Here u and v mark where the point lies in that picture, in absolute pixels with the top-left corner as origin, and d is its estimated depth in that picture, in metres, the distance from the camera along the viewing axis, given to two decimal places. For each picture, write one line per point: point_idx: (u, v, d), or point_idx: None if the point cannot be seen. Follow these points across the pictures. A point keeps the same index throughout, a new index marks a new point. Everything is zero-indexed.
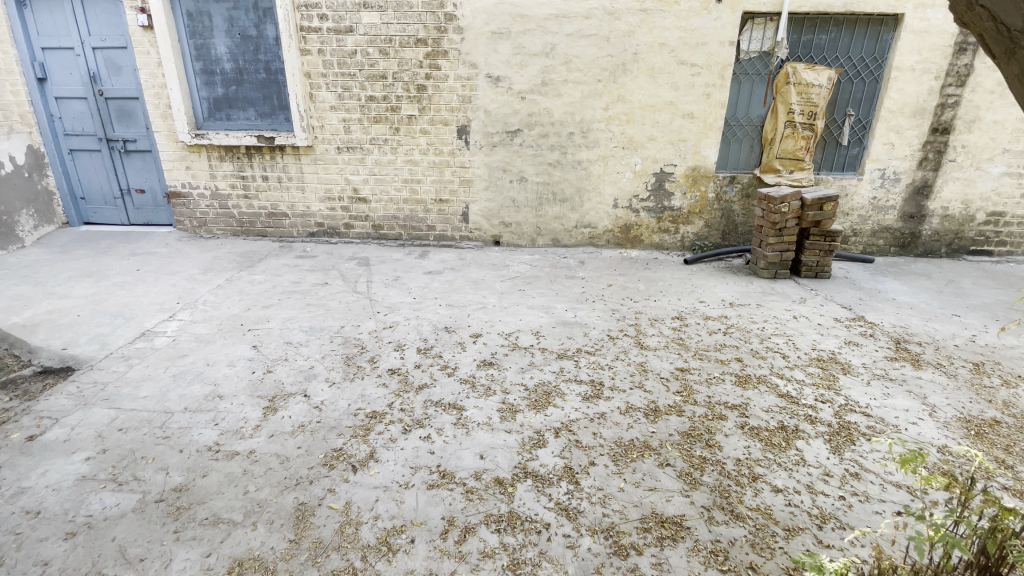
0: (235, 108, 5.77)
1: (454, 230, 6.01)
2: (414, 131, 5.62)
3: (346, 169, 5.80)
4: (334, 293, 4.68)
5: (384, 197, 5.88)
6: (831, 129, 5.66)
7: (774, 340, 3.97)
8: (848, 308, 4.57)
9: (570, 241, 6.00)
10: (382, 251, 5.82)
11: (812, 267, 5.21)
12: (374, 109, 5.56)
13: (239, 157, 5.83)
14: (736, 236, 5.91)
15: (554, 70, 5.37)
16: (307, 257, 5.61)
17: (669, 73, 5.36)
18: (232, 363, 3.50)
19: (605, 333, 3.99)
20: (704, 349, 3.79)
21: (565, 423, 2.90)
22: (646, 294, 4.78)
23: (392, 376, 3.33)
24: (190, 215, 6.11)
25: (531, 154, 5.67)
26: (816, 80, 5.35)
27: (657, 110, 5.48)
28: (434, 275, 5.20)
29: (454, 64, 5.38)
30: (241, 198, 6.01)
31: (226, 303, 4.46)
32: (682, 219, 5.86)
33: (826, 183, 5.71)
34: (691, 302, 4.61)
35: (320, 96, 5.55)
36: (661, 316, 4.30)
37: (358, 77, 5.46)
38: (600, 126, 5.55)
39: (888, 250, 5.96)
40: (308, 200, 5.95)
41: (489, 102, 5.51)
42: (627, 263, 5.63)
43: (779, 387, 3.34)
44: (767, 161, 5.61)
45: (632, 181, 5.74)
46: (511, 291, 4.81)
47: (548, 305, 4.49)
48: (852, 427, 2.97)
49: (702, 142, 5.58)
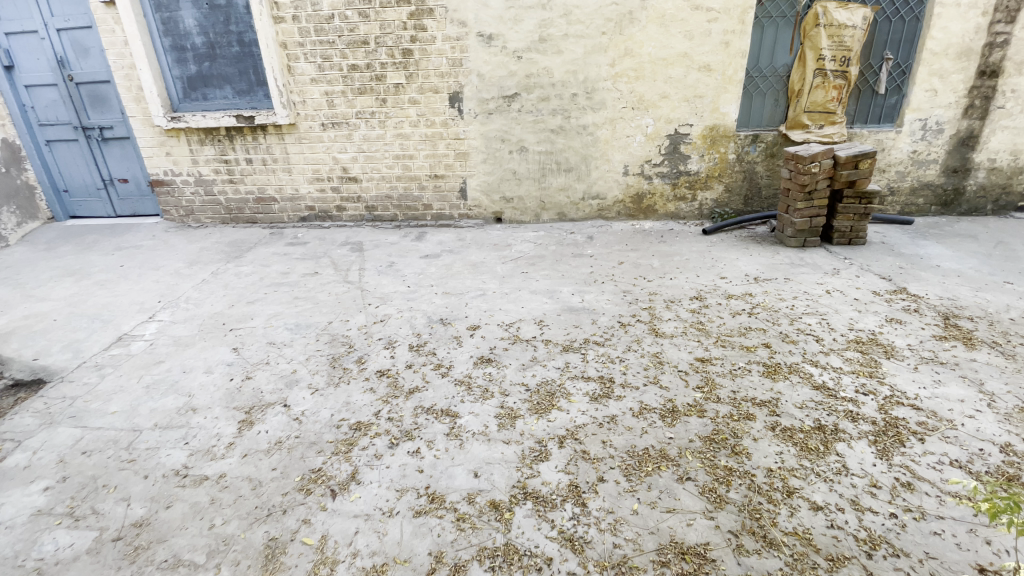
0: (211, 87, 5.36)
1: (453, 209, 5.61)
2: (402, 102, 5.17)
3: (332, 147, 5.40)
4: (323, 284, 4.38)
5: (375, 175, 5.49)
6: (867, 76, 5.01)
7: (806, 321, 3.56)
8: (887, 279, 4.11)
9: (577, 215, 5.57)
10: (377, 234, 5.47)
11: (845, 233, 4.71)
12: (357, 80, 5.11)
13: (220, 140, 5.46)
14: (760, 201, 5.40)
15: (552, 23, 4.83)
16: (298, 244, 5.30)
17: (681, 21, 4.77)
18: (209, 370, 3.25)
19: (616, 319, 3.62)
20: (726, 334, 3.40)
21: (570, 430, 2.58)
22: (660, 271, 4.38)
23: (380, 379, 3.04)
24: (176, 204, 5.81)
25: (531, 121, 5.19)
26: (850, 21, 4.71)
27: (669, 63, 4.92)
28: (431, 259, 4.85)
29: (442, 24, 4.87)
30: (226, 183, 5.67)
31: (209, 300, 4.20)
32: (699, 185, 5.37)
33: (860, 138, 5.11)
34: (711, 279, 4.19)
35: (298, 68, 5.11)
36: (677, 297, 3.91)
37: (338, 45, 4.99)
38: (605, 86, 5.02)
39: (929, 210, 5.39)
40: (296, 182, 5.59)
41: (482, 65, 5.01)
42: (640, 236, 5.19)
43: (813, 377, 2.96)
44: (795, 115, 5.03)
45: (643, 146, 5.24)
46: (514, 274, 4.45)
47: (553, 288, 4.12)
48: (901, 424, 2.59)
49: (720, 98, 5.02)
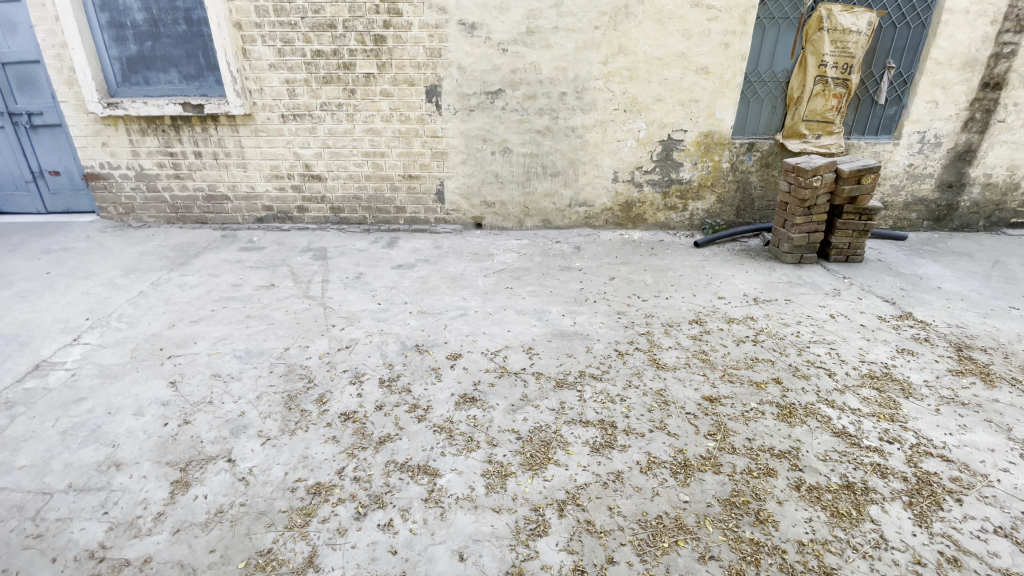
0: (154, 70, 4.70)
1: (428, 212, 5.15)
2: (373, 94, 4.66)
3: (294, 141, 4.85)
4: (281, 300, 3.86)
5: (342, 174, 4.97)
6: (868, 85, 4.83)
7: (814, 351, 3.31)
8: (890, 302, 3.92)
9: (562, 222, 5.20)
10: (344, 239, 4.96)
11: (842, 250, 4.51)
12: (323, 67, 4.57)
13: (164, 130, 4.82)
14: (753, 213, 5.16)
15: (542, 14, 4.41)
16: (254, 249, 4.74)
17: (680, 18, 4.44)
18: (140, 412, 2.73)
19: (612, 347, 3.27)
20: (733, 367, 3.10)
21: (571, 493, 2.22)
22: (654, 289, 4.06)
23: (345, 425, 2.60)
24: (113, 201, 5.12)
25: (515, 120, 4.77)
26: (854, 26, 4.48)
27: (666, 64, 4.58)
28: (404, 270, 4.39)
29: (418, 9, 4.38)
30: (170, 178, 5.03)
31: (147, 318, 3.62)
32: (692, 194, 5.08)
33: (858, 149, 4.93)
34: (709, 300, 3.90)
35: (255, 52, 4.53)
36: (675, 320, 3.59)
37: (301, 27, 4.44)
38: (597, 85, 4.65)
39: (920, 225, 5.27)
40: (252, 179, 5.01)
41: (464, 56, 4.55)
42: (630, 248, 4.87)
43: (832, 422, 2.71)
44: (793, 124, 4.79)
45: (634, 151, 4.90)
46: (496, 290, 4.04)
47: (540, 309, 3.74)
48: (934, 482, 2.35)
49: (717, 103, 4.73)
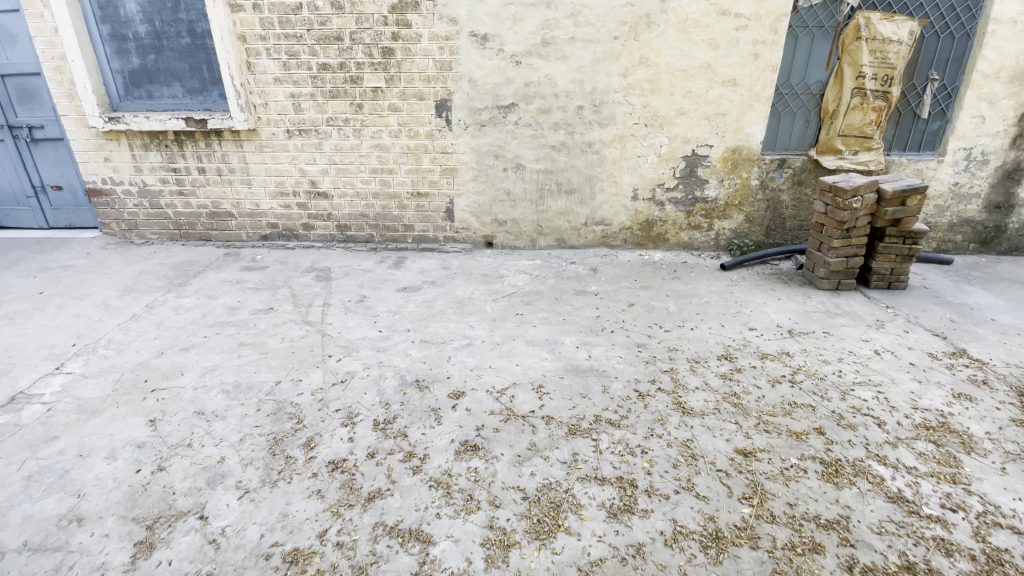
0: (158, 84, 4.59)
1: (437, 230, 4.92)
2: (380, 109, 4.47)
3: (299, 157, 4.67)
4: (278, 326, 3.64)
5: (348, 191, 4.78)
6: (909, 97, 4.46)
7: (859, 395, 2.94)
8: (941, 337, 3.53)
9: (578, 242, 4.91)
10: (349, 258, 4.75)
11: (884, 276, 4.13)
12: (329, 81, 4.39)
13: (168, 146, 4.70)
14: (784, 233, 4.81)
15: (558, 25, 4.17)
16: (255, 268, 4.56)
17: (705, 28, 4.15)
18: (112, 455, 2.52)
19: (632, 387, 2.95)
20: (769, 413, 2.76)
21: (583, 570, 1.91)
22: (678, 318, 3.74)
23: (332, 476, 2.34)
24: (117, 217, 5.02)
25: (528, 135, 4.53)
26: (895, 35, 4.15)
27: (689, 75, 4.30)
28: (409, 293, 4.14)
29: (428, 20, 4.18)
30: (174, 195, 4.89)
31: (135, 345, 3.45)
32: (717, 213, 4.76)
33: (898, 167, 4.55)
34: (739, 332, 3.56)
35: (260, 65, 4.37)
36: (702, 356, 3.27)
37: (307, 40, 4.27)
38: (615, 98, 4.38)
39: (967, 248, 4.85)
40: (257, 196, 4.85)
41: (475, 69, 4.33)
42: (650, 270, 4.55)
43: (885, 483, 2.35)
44: (827, 139, 4.46)
45: (655, 168, 4.61)
46: (507, 317, 3.76)
47: (552, 340, 3.44)
48: (1013, 565, 1.98)
49: (745, 117, 4.42)
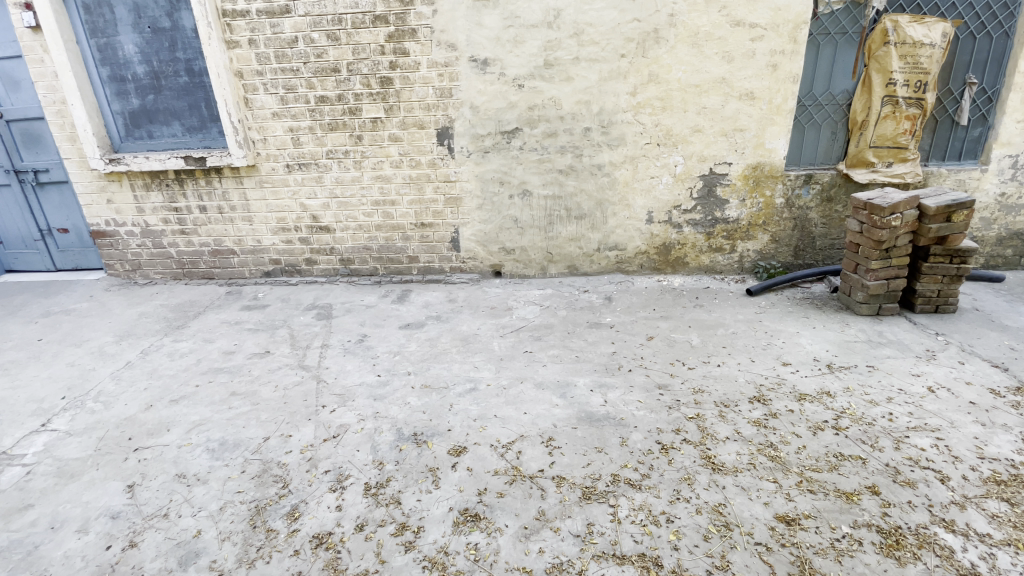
0: (158, 124, 4.55)
1: (443, 261, 4.72)
2: (380, 139, 4.32)
3: (299, 192, 4.55)
4: (272, 372, 3.44)
5: (350, 224, 4.62)
6: (945, 103, 4.11)
7: (915, 443, 2.57)
8: (1002, 368, 3.12)
9: (591, 268, 4.64)
10: (352, 293, 4.57)
11: (930, 298, 3.75)
12: (327, 113, 4.27)
13: (169, 185, 4.63)
14: (814, 253, 4.47)
15: (560, 45, 3.98)
16: (256, 307, 4.41)
17: (718, 40, 3.91)
18: (85, 528, 2.32)
19: (653, 438, 2.64)
20: (812, 469, 2.42)
21: None
22: (703, 353, 3.42)
23: (316, 555, 2.09)
24: (121, 258, 4.95)
25: (534, 160, 4.32)
26: (926, 37, 3.83)
27: (703, 91, 4.05)
28: (412, 330, 3.91)
29: (426, 47, 4.04)
30: (176, 234, 4.81)
31: (125, 397, 3.29)
32: (740, 234, 4.45)
33: (938, 178, 4.18)
34: (771, 368, 3.22)
35: (257, 101, 4.29)
36: (731, 398, 2.94)
37: (303, 73, 4.17)
38: (625, 118, 4.15)
39: (1019, 263, 4.41)
40: (258, 232, 4.73)
41: (476, 95, 4.16)
42: (669, 297, 4.25)
43: (958, 558, 1.98)
44: (857, 152, 4.14)
45: (670, 189, 4.34)
46: (515, 355, 3.48)
47: (564, 382, 3.14)
48: None
49: (766, 131, 4.13)
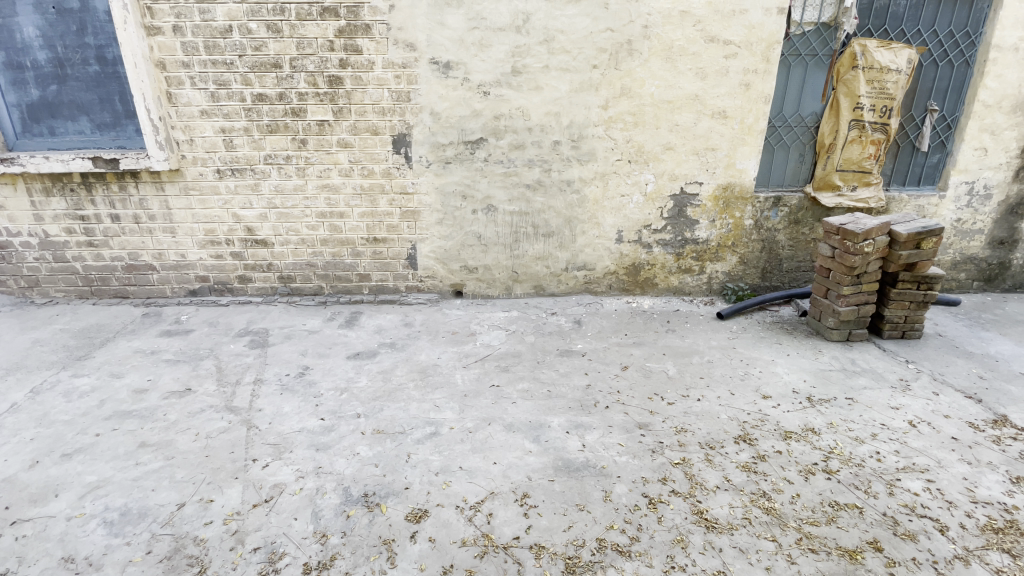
0: (61, 118, 3.87)
1: (398, 279, 4.30)
2: (328, 145, 3.87)
3: (232, 201, 4.01)
4: (192, 417, 2.91)
5: (292, 238, 4.13)
6: (907, 130, 4.18)
7: (908, 487, 2.45)
8: (975, 400, 3.11)
9: (558, 288, 4.38)
10: (293, 316, 4.07)
11: (898, 324, 3.75)
12: (266, 114, 3.78)
13: (74, 190, 3.95)
14: (781, 275, 4.40)
15: (529, 52, 3.71)
16: (178, 333, 3.83)
17: (692, 56, 3.77)
18: None
19: (639, 491, 2.37)
20: (810, 523, 2.23)
21: None
22: (681, 386, 3.20)
23: None
24: (15, 272, 4.18)
25: (499, 173, 4.01)
26: (892, 64, 3.87)
27: (676, 107, 3.89)
28: (361, 361, 3.47)
29: (381, 45, 3.65)
30: (82, 246, 4.13)
31: (4, 451, 2.66)
32: (709, 255, 4.32)
33: (899, 204, 4.24)
34: (752, 402, 3.04)
35: (183, 96, 3.73)
36: (717, 439, 2.73)
37: (238, 67, 3.67)
38: (596, 132, 3.92)
39: (971, 286, 4.55)
40: (182, 245, 4.13)
41: (437, 100, 3.80)
42: (640, 321, 4.04)
43: None
44: (825, 175, 4.11)
45: (641, 208, 4.15)
46: (480, 390, 3.13)
47: (536, 423, 2.81)
48: None
49: (737, 151, 4.03)
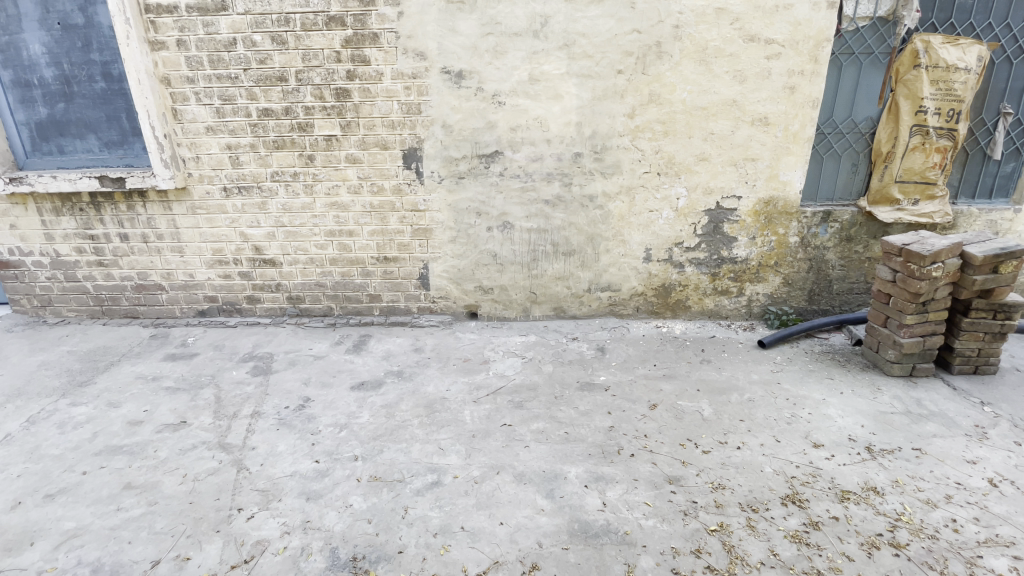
0: (70, 137, 3.81)
1: (409, 300, 4.07)
2: (336, 160, 3.67)
3: (239, 219, 3.86)
4: (183, 454, 2.73)
5: (300, 257, 3.95)
6: (978, 135, 3.68)
7: (995, 569, 2.02)
8: None
9: (580, 311, 4.05)
10: (300, 339, 3.89)
11: (970, 358, 3.27)
12: (272, 129, 3.61)
13: (83, 210, 3.89)
14: (830, 298, 3.95)
15: (548, 57, 3.42)
16: (182, 357, 3.69)
17: (729, 57, 3.41)
18: None
19: (668, 566, 2.02)
20: None
21: None
22: (718, 429, 2.82)
23: None
24: (28, 292, 4.15)
25: (516, 188, 3.73)
26: (961, 61, 3.40)
27: (711, 114, 3.52)
28: (366, 392, 3.23)
29: (390, 55, 3.43)
30: (93, 266, 4.06)
31: None
32: (748, 276, 3.92)
33: (968, 219, 3.74)
34: (801, 453, 2.65)
35: (188, 112, 3.60)
36: (760, 499, 2.35)
37: (243, 81, 3.52)
38: (621, 143, 3.60)
39: None
40: (191, 265, 4.02)
41: (449, 112, 3.56)
42: (671, 349, 3.67)
43: None
44: (882, 187, 3.66)
45: (671, 224, 3.80)
46: (490, 430, 2.83)
47: (551, 473, 2.51)
48: None
49: (780, 161, 3.63)
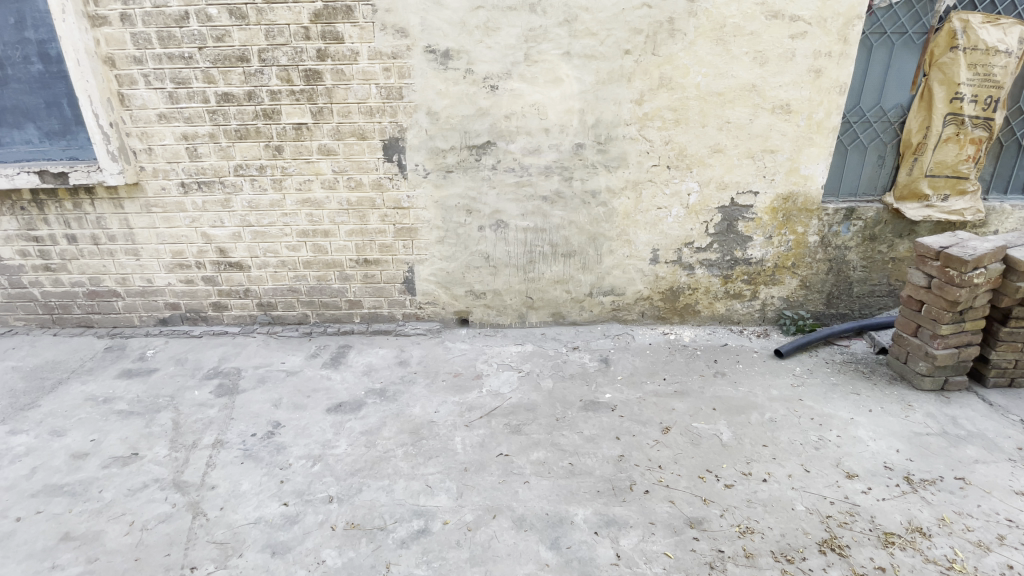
0: (5, 126, 3.35)
1: (393, 306, 3.70)
2: (307, 152, 3.27)
3: (201, 218, 3.45)
4: (131, 496, 2.37)
5: (271, 260, 3.56)
6: (1013, 125, 3.38)
7: None
8: None
9: (580, 316, 3.71)
10: (272, 351, 3.51)
11: (1006, 370, 3.00)
12: (234, 117, 3.19)
13: (24, 208, 3.45)
14: (849, 301, 3.66)
15: (546, 35, 3.03)
16: (139, 373, 3.30)
17: (749, 36, 3.04)
18: None
19: None
20: None
21: None
22: (740, 457, 2.53)
23: None
24: None
25: (510, 183, 3.35)
26: (1004, 43, 3.05)
27: (728, 100, 3.17)
28: (344, 416, 2.88)
29: (366, 32, 3.02)
30: (39, 271, 3.63)
31: None
32: (763, 278, 3.60)
33: (1000, 216, 3.45)
34: (835, 485, 2.36)
35: (138, 98, 3.17)
36: (795, 546, 2.06)
37: (199, 62, 3.08)
38: (627, 133, 3.23)
39: None
40: (149, 269, 3.60)
41: (435, 97, 3.16)
42: (681, 360, 3.36)
43: None
44: (910, 181, 3.35)
45: (681, 222, 3.46)
46: (485, 462, 2.51)
47: (555, 516, 2.19)
48: None
49: (801, 153, 3.29)
